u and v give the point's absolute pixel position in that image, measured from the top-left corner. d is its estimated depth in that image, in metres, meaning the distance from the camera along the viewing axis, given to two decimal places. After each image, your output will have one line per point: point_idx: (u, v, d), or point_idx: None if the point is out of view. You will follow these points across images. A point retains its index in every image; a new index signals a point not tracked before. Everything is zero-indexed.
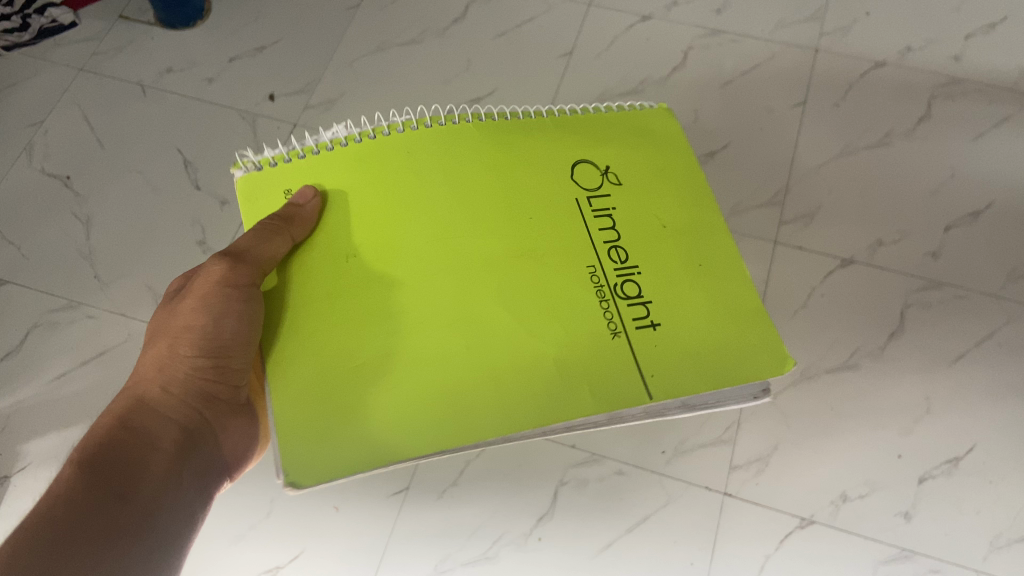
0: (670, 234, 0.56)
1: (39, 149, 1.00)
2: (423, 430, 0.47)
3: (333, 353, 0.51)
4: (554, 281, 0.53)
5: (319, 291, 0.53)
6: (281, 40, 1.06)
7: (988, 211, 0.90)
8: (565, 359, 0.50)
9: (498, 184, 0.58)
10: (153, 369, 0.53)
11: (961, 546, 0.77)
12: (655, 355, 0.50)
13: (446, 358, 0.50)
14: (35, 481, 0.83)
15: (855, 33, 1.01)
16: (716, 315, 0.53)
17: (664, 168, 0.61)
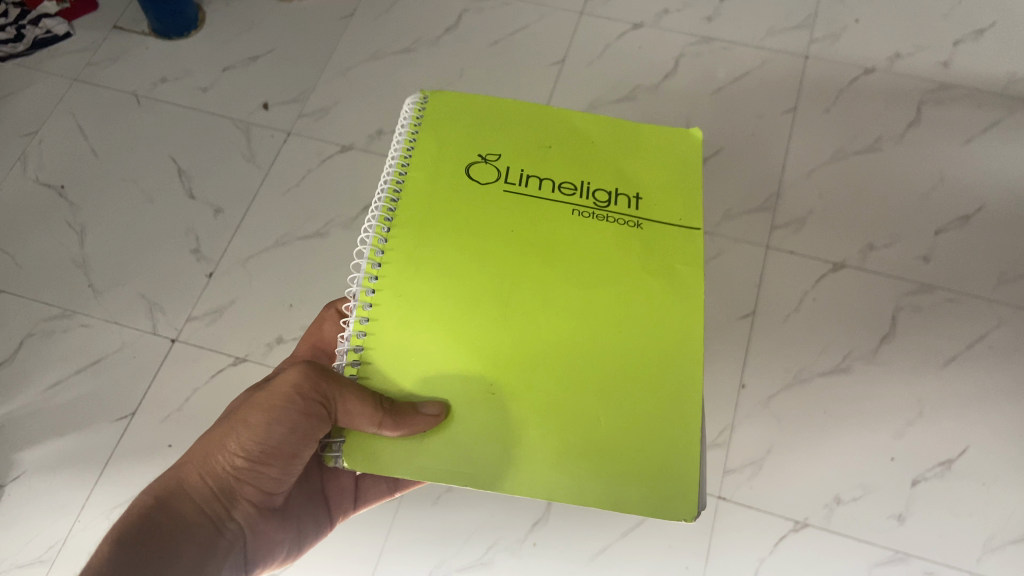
0: (559, 142, 0.60)
1: (34, 158, 1.01)
2: (671, 396, 0.50)
3: (565, 440, 0.49)
4: (609, 250, 0.55)
5: (497, 449, 0.49)
6: (275, 49, 1.06)
7: (978, 215, 0.91)
8: (675, 274, 0.54)
9: (479, 215, 0.55)
10: (200, 456, 0.52)
11: (955, 548, 0.78)
12: (664, 205, 0.57)
13: (615, 364, 0.51)
14: (30, 489, 0.83)
15: (844, 40, 1.01)
16: (632, 144, 0.60)
17: (495, 117, 0.61)
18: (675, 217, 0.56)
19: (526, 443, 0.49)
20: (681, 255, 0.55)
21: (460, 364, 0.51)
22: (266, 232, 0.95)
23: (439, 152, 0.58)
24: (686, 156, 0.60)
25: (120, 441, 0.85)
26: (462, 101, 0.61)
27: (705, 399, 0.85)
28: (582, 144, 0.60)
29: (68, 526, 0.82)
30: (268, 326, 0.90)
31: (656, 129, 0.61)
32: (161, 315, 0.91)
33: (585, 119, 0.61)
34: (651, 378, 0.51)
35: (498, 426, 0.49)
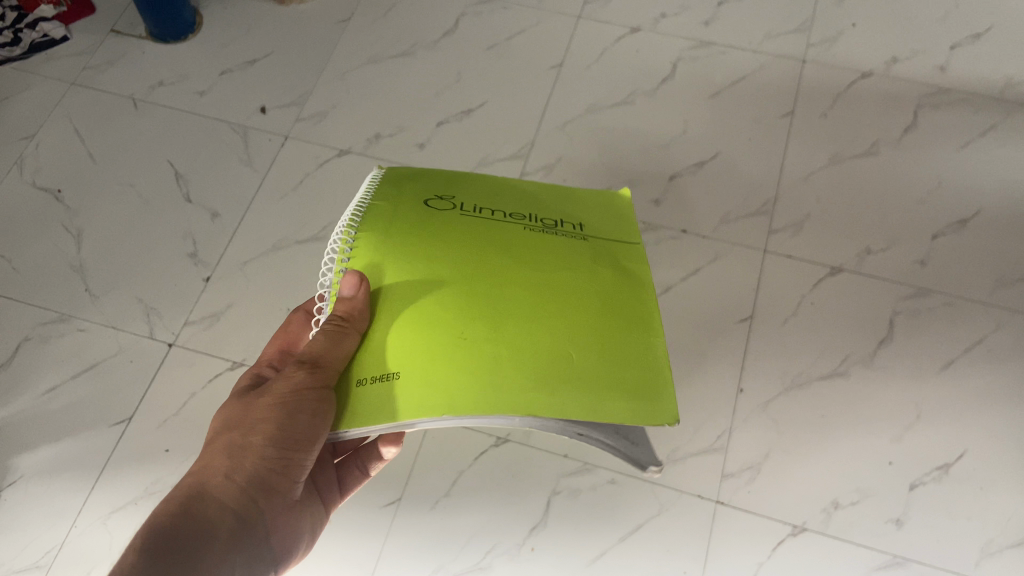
0: (510, 186, 0.61)
1: (31, 163, 1.00)
2: (635, 361, 0.49)
3: (534, 395, 0.45)
4: (567, 246, 0.55)
5: (472, 391, 0.45)
6: (272, 53, 1.06)
7: (975, 219, 0.91)
8: (623, 255, 0.57)
9: (436, 216, 0.55)
10: (220, 456, 0.51)
11: (952, 552, 0.78)
12: (601, 212, 0.62)
13: (589, 320, 0.50)
14: (27, 494, 0.83)
15: (841, 44, 1.02)
16: (574, 196, 0.63)
17: (450, 164, 0.62)
18: (617, 228, 0.60)
19: (507, 384, 0.46)
20: (627, 249, 0.57)
21: (434, 328, 0.48)
22: (264, 236, 0.95)
23: (399, 177, 0.58)
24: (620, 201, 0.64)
25: (117, 446, 0.85)
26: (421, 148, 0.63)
27: (703, 403, 0.85)
28: (529, 188, 0.62)
29: (64, 531, 0.82)
30: (265, 330, 0.90)
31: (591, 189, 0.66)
32: (158, 319, 0.91)
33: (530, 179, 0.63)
34: (622, 334, 0.50)
35: (475, 367, 0.46)
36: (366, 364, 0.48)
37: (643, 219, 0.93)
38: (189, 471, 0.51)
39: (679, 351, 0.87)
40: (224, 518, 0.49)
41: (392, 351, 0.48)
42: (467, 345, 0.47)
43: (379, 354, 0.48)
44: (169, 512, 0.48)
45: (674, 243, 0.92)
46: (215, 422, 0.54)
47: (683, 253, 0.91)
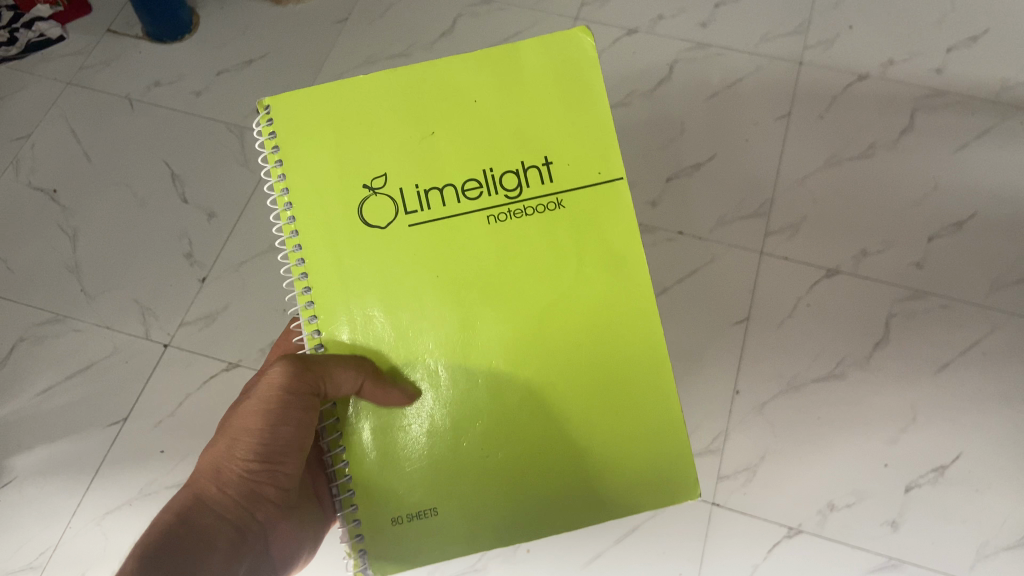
0: (442, 123, 0.53)
1: (26, 162, 1.00)
2: (641, 410, 0.52)
3: (573, 499, 0.52)
4: (544, 250, 0.52)
5: (515, 514, 0.52)
6: (269, 53, 1.06)
7: (972, 221, 0.91)
8: (599, 218, 0.52)
9: (398, 273, 0.52)
10: (211, 467, 0.54)
11: (946, 554, 0.78)
12: (562, 129, 0.53)
13: (593, 380, 0.52)
14: (21, 495, 0.84)
15: (839, 46, 1.01)
16: (517, 97, 0.53)
17: (360, 127, 0.53)
18: (588, 142, 0.53)
19: (544, 492, 0.52)
20: (604, 205, 0.52)
21: (451, 445, 0.53)
22: (261, 237, 0.95)
23: (324, 209, 0.53)
24: (579, 70, 0.53)
25: (112, 447, 0.86)
26: (318, 110, 0.54)
27: (699, 404, 0.85)
28: (465, 121, 0.53)
29: (60, 531, 0.82)
30: (262, 331, 0.90)
31: (535, 47, 0.54)
32: (154, 320, 0.91)
33: (457, 90, 0.54)
34: (620, 379, 0.52)
35: (505, 484, 0.52)
36: (399, 500, 0.52)
37: (639, 221, 0.93)
38: (186, 487, 0.54)
39: (675, 352, 0.87)
40: (219, 526, 0.52)
41: (418, 477, 0.52)
42: (490, 459, 0.52)
43: (405, 482, 0.52)
44: (168, 522, 0.51)
45: (670, 245, 0.92)
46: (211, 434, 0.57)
47: (680, 255, 0.92)
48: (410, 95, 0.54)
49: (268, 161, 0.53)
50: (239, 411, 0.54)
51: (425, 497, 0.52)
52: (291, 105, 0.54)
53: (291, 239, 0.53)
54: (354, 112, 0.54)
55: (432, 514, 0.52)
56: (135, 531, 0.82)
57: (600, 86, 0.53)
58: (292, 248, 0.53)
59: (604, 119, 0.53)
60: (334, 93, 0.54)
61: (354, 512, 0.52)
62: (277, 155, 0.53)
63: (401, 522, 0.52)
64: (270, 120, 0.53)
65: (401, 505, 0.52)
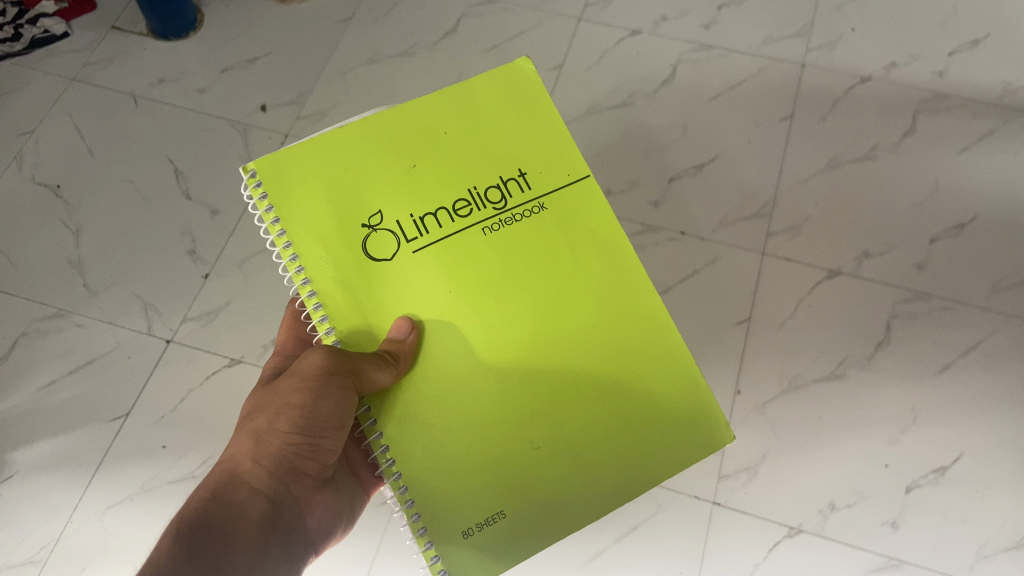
0: (421, 156, 0.55)
1: (29, 158, 1.00)
2: (658, 373, 0.53)
3: (619, 473, 0.51)
4: (543, 249, 0.54)
5: (576, 498, 0.51)
6: (272, 52, 1.06)
7: (973, 224, 0.91)
8: (584, 210, 0.54)
9: (414, 298, 0.52)
10: (248, 443, 0.54)
11: (947, 555, 0.79)
12: (529, 143, 0.55)
13: (611, 356, 0.53)
14: (23, 489, 0.84)
15: (841, 49, 1.01)
16: (482, 122, 0.56)
17: (346, 171, 0.53)
18: (552, 149, 0.55)
19: (589, 479, 0.51)
20: (585, 199, 0.55)
21: (496, 448, 0.51)
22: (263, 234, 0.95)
23: (328, 249, 0.52)
24: (524, 92, 0.56)
25: (113, 442, 0.86)
26: (300, 162, 0.53)
27: None
28: (442, 150, 0.55)
29: (60, 527, 0.83)
30: (264, 328, 0.90)
31: (482, 78, 0.56)
32: (157, 316, 0.91)
33: (429, 123, 0.55)
34: (634, 348, 0.53)
35: (557, 473, 0.51)
36: (459, 512, 0.50)
37: (641, 221, 0.94)
38: (222, 460, 0.54)
39: None
40: (254, 502, 0.52)
41: (472, 483, 0.50)
42: (538, 451, 0.51)
43: (460, 493, 0.50)
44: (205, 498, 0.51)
45: (673, 245, 0.92)
46: (246, 411, 0.57)
47: (681, 254, 0.92)
48: (385, 134, 0.55)
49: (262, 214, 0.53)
50: (278, 388, 0.54)
51: (486, 502, 0.50)
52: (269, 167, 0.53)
53: (297, 274, 0.52)
54: (336, 157, 0.54)
55: (500, 518, 0.50)
56: (135, 526, 0.82)
57: (548, 104, 0.56)
58: (302, 279, 0.52)
59: (560, 127, 0.56)
60: (314, 149, 0.54)
61: (407, 494, 0.50)
62: (269, 209, 0.53)
63: (472, 534, 0.50)
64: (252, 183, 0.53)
65: (465, 515, 0.50)
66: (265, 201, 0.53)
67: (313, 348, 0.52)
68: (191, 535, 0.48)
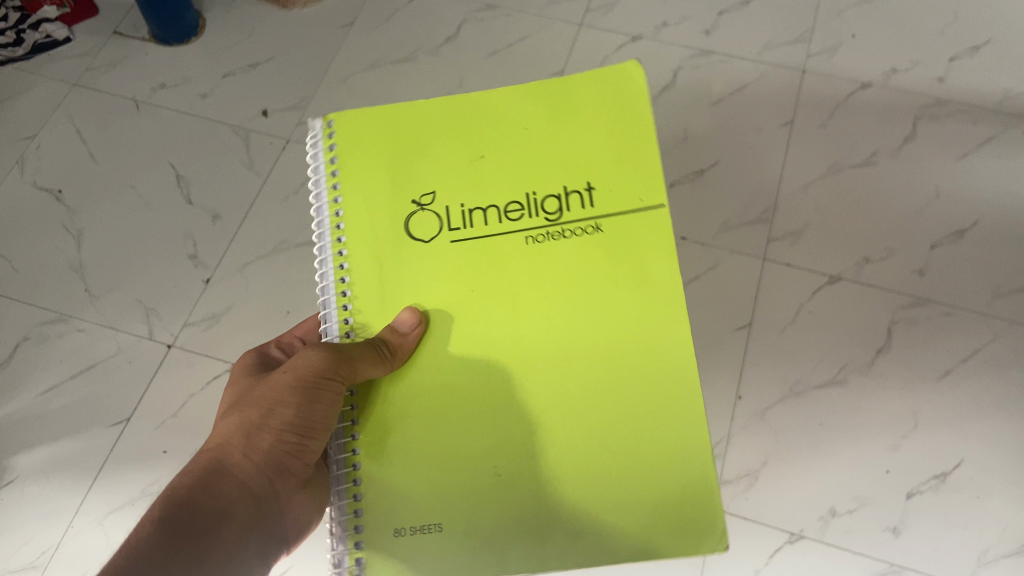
0: (492, 149, 0.55)
1: (31, 163, 1.01)
2: (663, 441, 0.48)
3: (570, 533, 0.48)
4: (576, 271, 0.52)
5: (514, 540, 0.48)
6: (275, 57, 1.06)
7: (974, 229, 0.91)
8: (635, 244, 0.51)
9: (439, 287, 0.53)
10: (235, 433, 0.54)
11: (948, 562, 0.79)
12: (607, 163, 0.53)
13: (619, 403, 0.49)
14: (24, 494, 0.84)
15: (841, 55, 1.02)
16: (566, 126, 0.55)
17: (414, 151, 0.56)
18: (631, 170, 0.53)
19: (537, 532, 0.48)
20: (646, 231, 0.51)
21: (464, 457, 0.50)
22: (263, 239, 0.95)
23: (371, 218, 0.55)
24: (626, 108, 0.55)
25: (114, 447, 0.86)
26: (374, 135, 0.57)
27: None
28: (514, 147, 0.55)
29: (60, 531, 0.83)
30: (263, 332, 0.90)
31: (588, 80, 0.56)
32: (157, 321, 0.92)
33: (510, 117, 0.56)
34: (648, 402, 0.49)
35: (514, 504, 0.49)
36: (401, 508, 0.49)
37: None
38: (209, 444, 0.54)
39: None
40: (236, 495, 0.52)
41: (426, 485, 0.50)
42: (499, 478, 0.49)
43: (410, 493, 0.50)
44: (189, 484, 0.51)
45: None
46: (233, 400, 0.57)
47: (682, 260, 0.92)
48: (462, 124, 0.56)
49: (325, 174, 0.57)
50: (272, 382, 0.54)
51: (429, 508, 0.49)
52: (348, 129, 0.57)
53: (337, 236, 0.55)
54: (413, 135, 0.57)
55: (434, 529, 0.49)
56: None
57: (646, 122, 0.54)
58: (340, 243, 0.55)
59: (651, 152, 0.53)
60: (394, 120, 0.57)
61: (355, 487, 0.50)
62: (332, 172, 0.56)
63: (404, 534, 0.49)
64: (325, 142, 0.57)
65: (404, 516, 0.49)
66: (334, 162, 0.57)
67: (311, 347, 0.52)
68: (172, 523, 0.48)
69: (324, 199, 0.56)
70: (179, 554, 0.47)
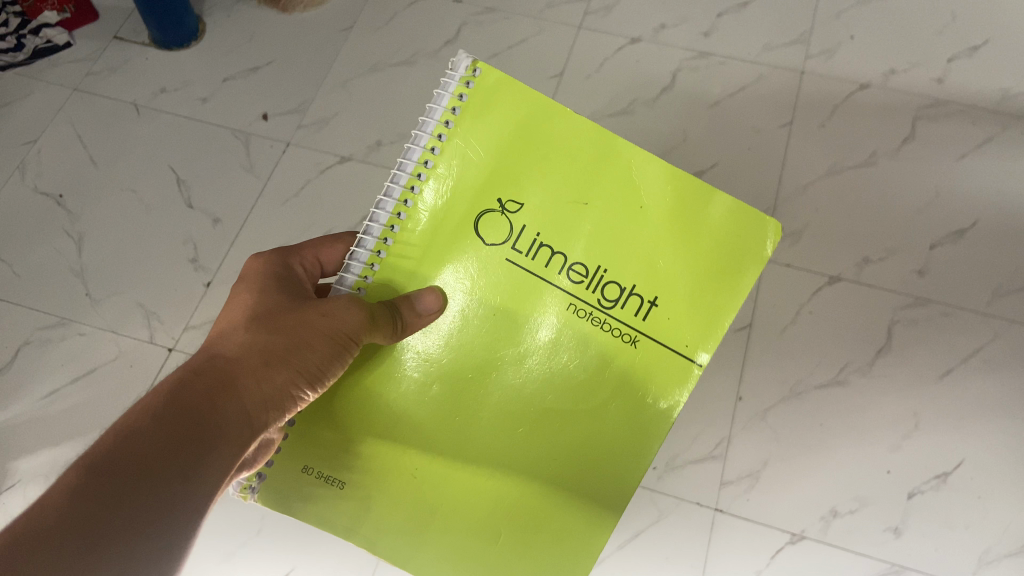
0: (599, 202, 0.48)
1: (32, 168, 1.01)
2: (560, 544, 0.50)
3: (434, 553, 0.51)
4: (581, 355, 0.49)
5: (387, 538, 0.51)
6: (275, 61, 1.06)
7: (974, 230, 0.91)
8: (648, 372, 0.48)
9: (480, 287, 0.50)
10: (251, 356, 0.48)
11: (949, 561, 0.79)
12: (680, 291, 0.47)
13: (546, 488, 0.50)
14: (24, 497, 0.84)
15: (840, 56, 1.02)
16: (678, 228, 0.48)
17: (531, 152, 0.49)
18: (697, 317, 0.47)
19: (411, 535, 0.51)
20: (662, 371, 0.48)
21: (405, 445, 0.51)
22: (263, 243, 0.95)
23: (450, 189, 0.49)
24: (738, 263, 0.48)
25: None
26: (512, 112, 0.48)
27: (700, 410, 0.86)
28: (617, 210, 0.48)
29: None
30: None
31: (727, 206, 0.47)
32: (159, 325, 0.92)
33: (639, 179, 0.48)
34: (562, 493, 0.50)
35: (411, 505, 0.51)
36: (322, 456, 0.51)
37: None
38: (221, 354, 0.48)
39: None
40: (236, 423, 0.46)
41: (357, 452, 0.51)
42: (413, 476, 0.51)
43: (341, 450, 0.51)
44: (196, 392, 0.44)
45: None
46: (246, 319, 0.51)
47: None
48: (588, 158, 0.48)
49: (438, 118, 0.48)
50: (303, 321, 0.50)
51: (350, 466, 0.51)
52: (496, 78, 0.48)
53: (405, 187, 0.49)
54: (538, 137, 0.48)
55: (337, 486, 0.51)
56: None
57: (745, 285, 0.47)
58: (404, 193, 0.50)
59: (725, 315, 0.47)
60: (537, 105, 0.48)
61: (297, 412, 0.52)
62: (446, 121, 0.48)
63: (310, 475, 0.51)
64: (460, 73, 0.48)
65: (323, 461, 0.51)
66: (456, 106, 0.48)
67: (351, 301, 0.49)
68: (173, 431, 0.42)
69: (417, 133, 0.49)
70: (170, 461, 0.41)
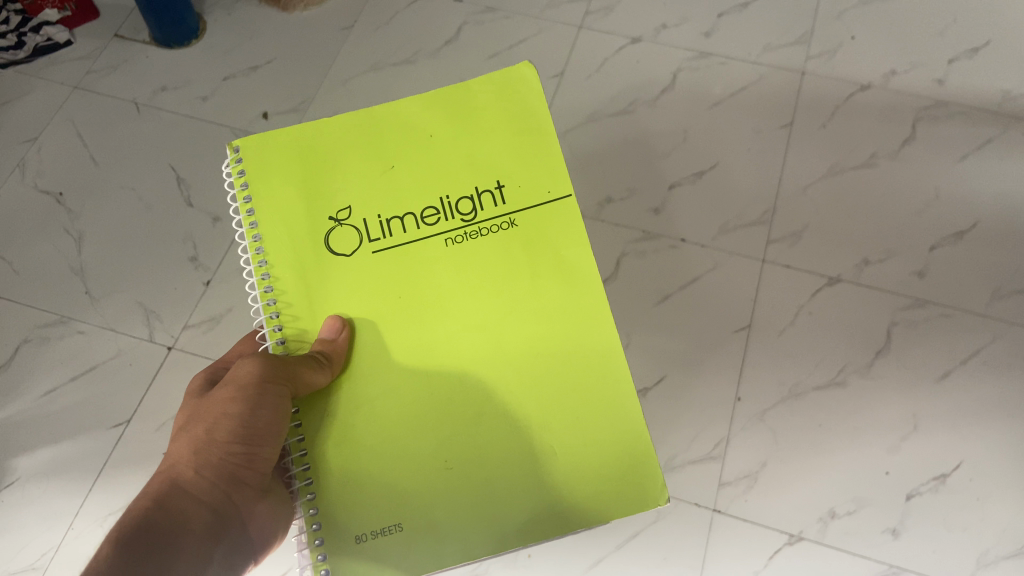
0: (400, 158, 0.58)
1: (32, 165, 1.01)
2: (580, 399, 0.52)
3: (509, 503, 0.51)
4: (501, 268, 0.55)
5: (468, 531, 0.50)
6: (275, 59, 1.06)
7: (973, 231, 0.91)
8: (546, 229, 0.56)
9: (364, 293, 0.55)
10: (188, 452, 0.53)
11: (948, 562, 0.79)
12: (513, 161, 0.58)
13: (548, 390, 0.53)
14: (24, 496, 0.84)
15: (841, 57, 1.02)
16: (468, 126, 0.59)
17: (324, 164, 0.58)
18: (537, 170, 0.57)
19: (484, 508, 0.51)
20: (558, 218, 0.56)
21: (410, 450, 0.52)
22: None
23: (290, 235, 0.56)
24: (524, 108, 0.59)
25: (115, 449, 0.86)
26: (285, 153, 0.58)
27: (700, 411, 0.85)
28: (423, 155, 0.59)
29: (61, 533, 0.83)
30: None
31: (483, 85, 0.60)
32: (158, 323, 0.92)
33: (415, 125, 0.59)
34: (552, 366, 0.53)
35: (460, 493, 0.51)
36: (356, 513, 0.50)
37: (641, 229, 0.94)
38: (171, 466, 0.53)
39: (675, 360, 0.88)
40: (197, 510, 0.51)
41: (380, 478, 0.51)
42: (449, 469, 0.51)
43: (369, 498, 0.51)
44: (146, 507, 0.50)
45: (673, 252, 0.92)
46: (179, 426, 0.56)
47: (680, 263, 0.92)
48: (370, 139, 0.59)
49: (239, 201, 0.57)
50: (217, 399, 0.54)
51: (383, 510, 0.51)
52: (254, 147, 0.59)
53: (255, 256, 0.56)
54: (326, 150, 0.59)
55: (396, 529, 0.50)
56: None
57: (545, 118, 0.59)
58: (257, 261, 0.56)
59: (553, 148, 0.58)
60: (303, 137, 0.59)
61: (313, 500, 0.51)
62: (246, 197, 0.57)
63: (365, 538, 0.50)
64: (233, 155, 0.58)
65: (362, 522, 0.50)
66: (244, 177, 0.58)
67: (246, 362, 0.53)
68: (129, 541, 0.47)
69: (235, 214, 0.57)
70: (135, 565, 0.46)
